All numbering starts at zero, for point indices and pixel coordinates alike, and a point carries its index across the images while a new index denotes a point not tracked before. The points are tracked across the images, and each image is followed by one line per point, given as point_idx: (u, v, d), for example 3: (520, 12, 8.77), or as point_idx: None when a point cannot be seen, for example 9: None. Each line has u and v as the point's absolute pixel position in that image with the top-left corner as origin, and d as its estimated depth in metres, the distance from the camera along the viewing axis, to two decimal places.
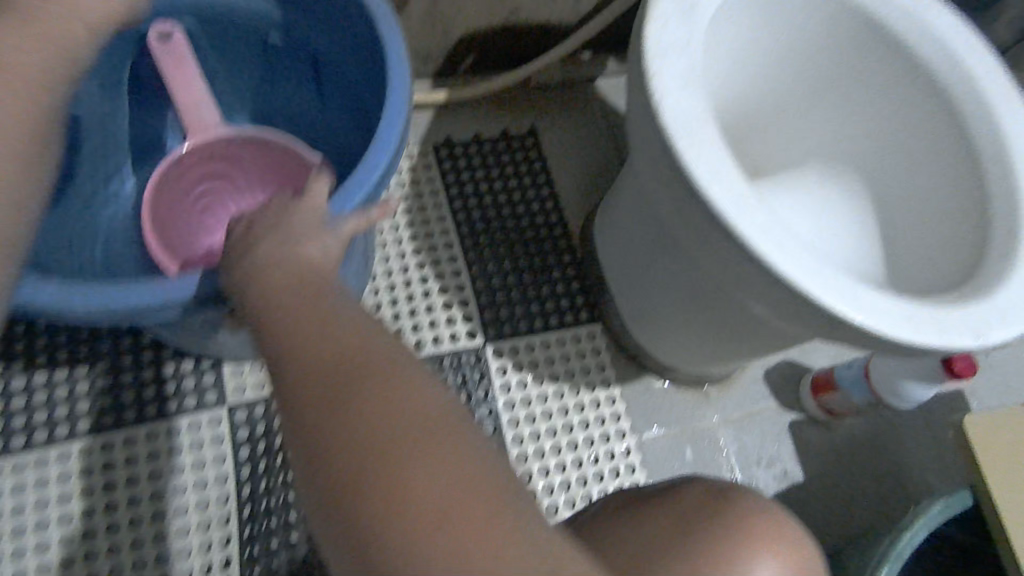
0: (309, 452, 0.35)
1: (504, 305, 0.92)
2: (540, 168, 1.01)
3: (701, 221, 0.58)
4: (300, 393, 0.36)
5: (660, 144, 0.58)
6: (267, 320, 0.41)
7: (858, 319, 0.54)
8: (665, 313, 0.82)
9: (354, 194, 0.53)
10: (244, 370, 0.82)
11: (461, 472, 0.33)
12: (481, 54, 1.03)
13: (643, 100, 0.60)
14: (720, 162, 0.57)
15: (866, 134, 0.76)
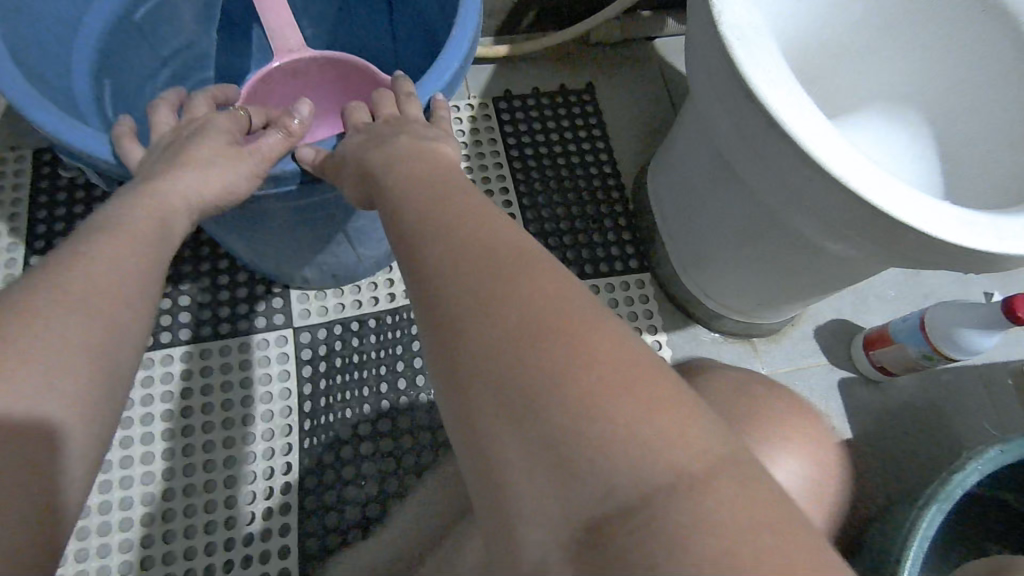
0: (445, 321, 0.35)
1: (556, 249, 0.93)
2: (594, 121, 1.02)
3: (765, 143, 0.55)
4: (436, 269, 0.37)
5: (723, 69, 0.56)
6: (394, 217, 0.43)
7: (930, 230, 0.50)
8: (717, 252, 0.81)
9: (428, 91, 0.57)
10: (312, 296, 0.86)
11: (612, 337, 0.33)
12: (542, 11, 1.04)
13: (703, 20, 0.58)
14: (781, 73, 0.54)
15: (931, 71, 0.71)
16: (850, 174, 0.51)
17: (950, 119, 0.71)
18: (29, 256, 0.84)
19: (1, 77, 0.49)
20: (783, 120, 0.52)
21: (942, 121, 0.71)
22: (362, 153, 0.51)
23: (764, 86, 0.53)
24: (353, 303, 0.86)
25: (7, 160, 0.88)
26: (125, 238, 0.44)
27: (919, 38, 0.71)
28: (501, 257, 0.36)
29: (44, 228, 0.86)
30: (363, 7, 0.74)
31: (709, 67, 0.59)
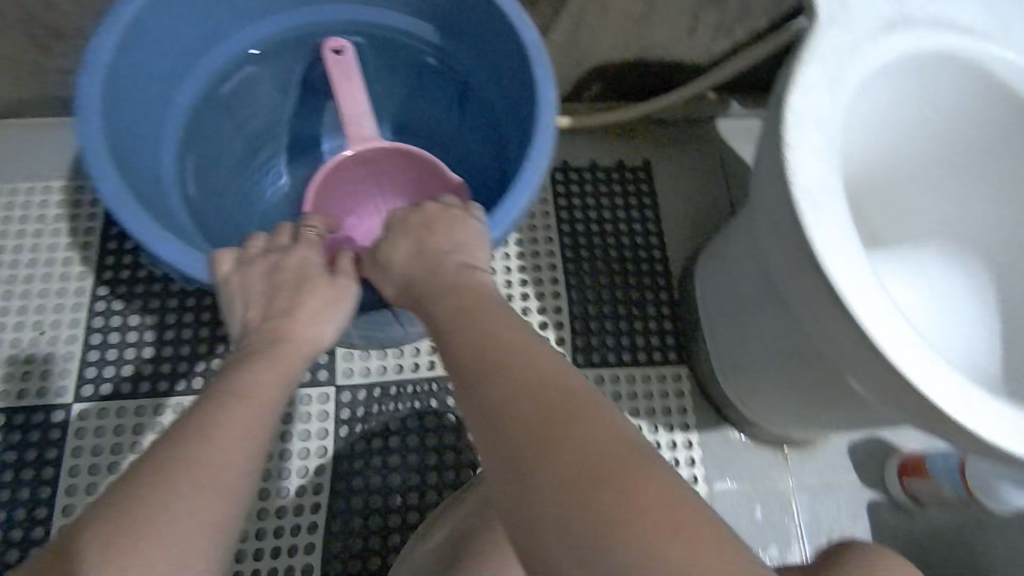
0: (515, 477, 0.36)
1: (597, 334, 0.94)
2: (649, 202, 1.02)
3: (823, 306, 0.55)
4: (501, 420, 0.38)
5: (791, 225, 0.56)
6: (458, 343, 0.44)
7: (970, 426, 0.52)
8: (759, 367, 0.80)
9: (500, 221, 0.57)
10: (354, 356, 0.87)
11: (672, 498, 0.34)
12: (608, 84, 1.02)
13: (774, 173, 0.58)
14: (846, 243, 0.55)
15: (1002, 216, 0.69)
16: (901, 357, 0.53)
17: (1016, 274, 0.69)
18: (99, 287, 0.89)
19: (103, 183, 0.53)
20: (846, 297, 0.54)
21: (1006, 271, 0.69)
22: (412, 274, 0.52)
23: (829, 255, 0.55)
24: (395, 367, 0.88)
25: (84, 189, 0.93)
26: (233, 384, 0.46)
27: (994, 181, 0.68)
28: (557, 403, 0.38)
29: (112, 260, 0.90)
30: (435, 90, 0.76)
31: (774, 218, 0.59)
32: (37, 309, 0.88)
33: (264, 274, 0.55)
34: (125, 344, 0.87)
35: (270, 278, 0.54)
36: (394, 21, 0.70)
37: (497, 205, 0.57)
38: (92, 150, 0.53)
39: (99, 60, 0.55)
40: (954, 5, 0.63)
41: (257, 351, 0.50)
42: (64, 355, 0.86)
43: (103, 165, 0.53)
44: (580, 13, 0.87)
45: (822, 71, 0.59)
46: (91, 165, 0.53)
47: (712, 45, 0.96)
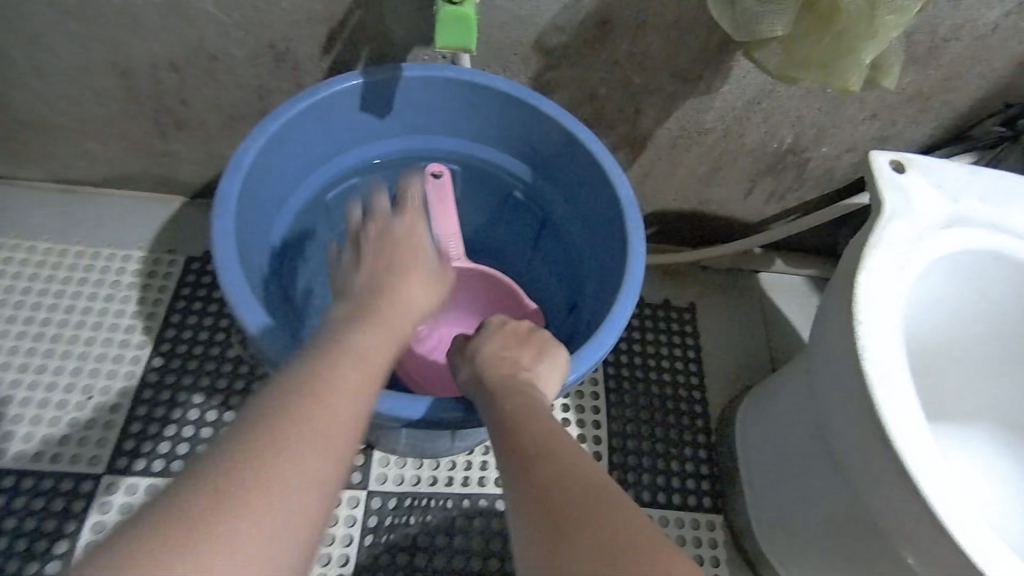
0: (541, 557, 0.34)
1: (633, 470, 0.93)
2: (691, 343, 1.05)
3: (890, 475, 0.57)
4: (556, 541, 0.34)
5: (860, 393, 0.59)
6: (513, 429, 0.43)
7: None
8: (802, 528, 0.79)
9: (591, 354, 0.58)
10: (391, 462, 0.87)
11: None
12: (662, 227, 1.09)
13: (846, 343, 0.61)
14: (916, 420, 0.57)
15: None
16: (978, 550, 0.52)
17: None
18: (154, 356, 0.91)
19: (227, 275, 0.58)
20: (916, 474, 0.55)
21: None
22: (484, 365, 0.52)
23: (900, 432, 0.56)
24: (429, 479, 0.87)
25: (160, 263, 0.98)
26: (321, 399, 0.42)
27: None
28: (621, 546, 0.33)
29: (173, 332, 0.93)
30: (516, 220, 0.82)
31: (843, 382, 0.62)
32: (79, 359, 0.90)
33: (352, 308, 0.56)
34: (152, 402, 0.88)
35: (353, 313, 0.55)
36: (493, 159, 0.78)
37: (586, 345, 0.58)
38: (224, 241, 0.59)
39: (244, 164, 0.63)
40: (1004, 211, 0.70)
41: (340, 363, 0.45)
42: (83, 401, 0.87)
43: (229, 261, 0.58)
44: (650, 166, 0.95)
45: (889, 258, 0.64)
46: (219, 254, 0.58)
47: (764, 207, 1.04)
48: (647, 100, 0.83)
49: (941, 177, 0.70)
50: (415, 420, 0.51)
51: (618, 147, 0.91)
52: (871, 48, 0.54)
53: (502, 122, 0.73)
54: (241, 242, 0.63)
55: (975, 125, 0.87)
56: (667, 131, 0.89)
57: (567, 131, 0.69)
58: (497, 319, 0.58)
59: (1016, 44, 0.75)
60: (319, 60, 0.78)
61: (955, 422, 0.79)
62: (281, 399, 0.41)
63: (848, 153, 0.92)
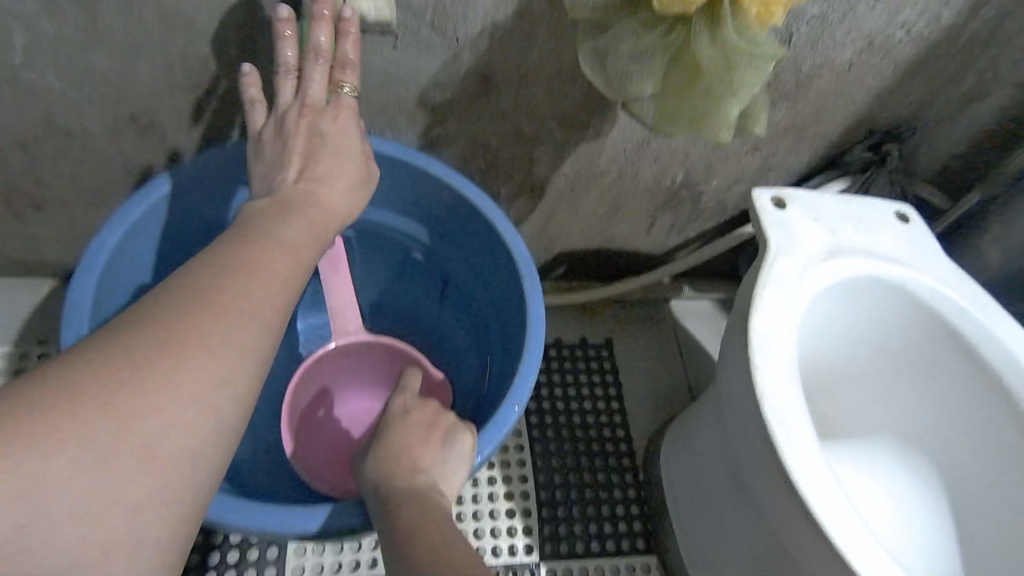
0: None
1: (563, 521, 0.91)
2: (611, 380, 1.05)
3: (796, 515, 0.57)
4: None
5: (761, 436, 0.59)
6: (410, 539, 0.40)
7: None
8: (730, 564, 0.79)
9: (498, 429, 0.56)
10: (307, 550, 0.81)
11: None
12: (572, 266, 1.10)
13: (745, 386, 0.61)
14: (818, 461, 0.57)
15: (943, 419, 0.74)
16: None
17: (955, 469, 0.73)
18: None
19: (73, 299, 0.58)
20: (822, 518, 0.55)
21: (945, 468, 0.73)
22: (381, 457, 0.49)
23: (804, 475, 0.56)
24: (351, 563, 0.81)
25: (27, 358, 0.87)
26: (206, 326, 0.39)
27: (932, 385, 0.74)
28: None
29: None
30: (417, 282, 0.79)
31: (745, 423, 0.62)
32: None
33: (270, 208, 0.52)
34: None
35: (271, 217, 0.51)
36: (386, 223, 0.75)
37: (488, 422, 0.55)
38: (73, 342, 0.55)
39: (98, 262, 0.60)
40: (878, 237, 0.74)
41: (234, 290, 0.42)
42: None
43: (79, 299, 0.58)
44: (552, 209, 0.95)
45: (778, 297, 0.66)
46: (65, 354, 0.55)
47: (667, 239, 1.06)
48: (540, 147, 0.83)
49: (818, 210, 0.73)
50: (308, 534, 0.50)
51: (517, 194, 0.91)
52: (736, 103, 0.55)
53: (390, 185, 0.70)
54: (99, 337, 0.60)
55: (847, 151, 0.92)
56: (563, 176, 0.89)
57: (456, 191, 0.67)
58: (400, 404, 0.55)
59: (871, 77, 0.80)
60: (187, 130, 0.73)
61: (847, 439, 0.78)
62: (159, 322, 0.38)
63: (737, 183, 0.96)
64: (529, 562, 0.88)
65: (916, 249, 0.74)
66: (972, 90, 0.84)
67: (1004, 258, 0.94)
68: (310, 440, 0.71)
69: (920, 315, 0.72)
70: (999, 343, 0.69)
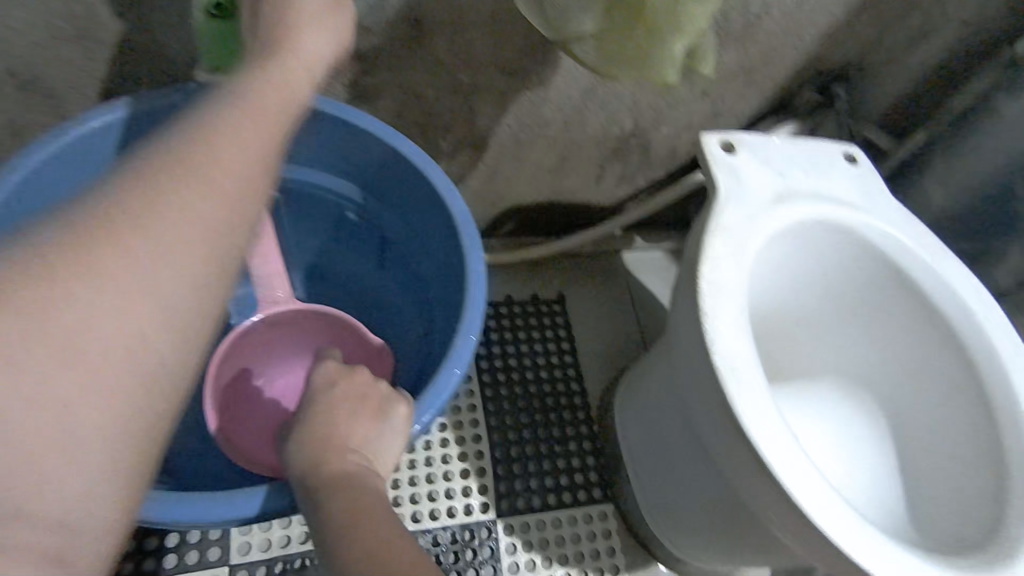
0: None
1: (520, 478, 0.90)
2: (564, 335, 1.04)
3: (745, 463, 0.56)
4: None
5: (710, 385, 0.58)
6: (343, 540, 0.37)
7: None
8: (684, 511, 0.80)
9: (437, 396, 0.52)
10: (252, 528, 0.78)
11: None
12: (520, 221, 1.06)
13: (694, 338, 0.60)
14: (767, 408, 0.56)
15: (889, 358, 0.75)
16: (831, 525, 0.53)
17: (897, 405, 0.74)
18: None
19: None
20: (772, 465, 0.54)
21: (890, 404, 0.75)
22: (306, 430, 0.45)
23: (753, 422, 0.55)
24: (300, 536, 0.79)
25: None
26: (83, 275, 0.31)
27: (878, 325, 0.75)
28: None
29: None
30: (352, 244, 0.74)
31: (694, 374, 0.61)
32: None
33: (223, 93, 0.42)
34: None
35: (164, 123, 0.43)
36: (315, 181, 0.69)
37: (429, 388, 0.52)
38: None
39: None
40: (826, 180, 0.73)
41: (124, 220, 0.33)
42: None
43: None
44: (497, 163, 0.91)
45: (727, 244, 0.64)
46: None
47: (617, 190, 1.04)
48: (480, 97, 0.78)
49: (766, 154, 0.71)
50: (249, 516, 0.46)
51: (459, 147, 0.86)
52: (681, 39, 0.52)
53: (314, 139, 0.64)
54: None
55: (795, 94, 0.90)
56: (506, 127, 0.84)
57: (387, 144, 0.62)
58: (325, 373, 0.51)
59: (819, 15, 0.78)
60: (79, 84, 0.65)
61: (799, 383, 0.80)
62: (30, 271, 0.30)
63: (686, 131, 0.93)
64: (485, 521, 0.87)
65: (864, 189, 0.74)
66: (916, 29, 0.83)
67: (947, 200, 0.94)
68: (245, 413, 0.67)
69: (866, 257, 0.72)
70: (942, 280, 0.69)
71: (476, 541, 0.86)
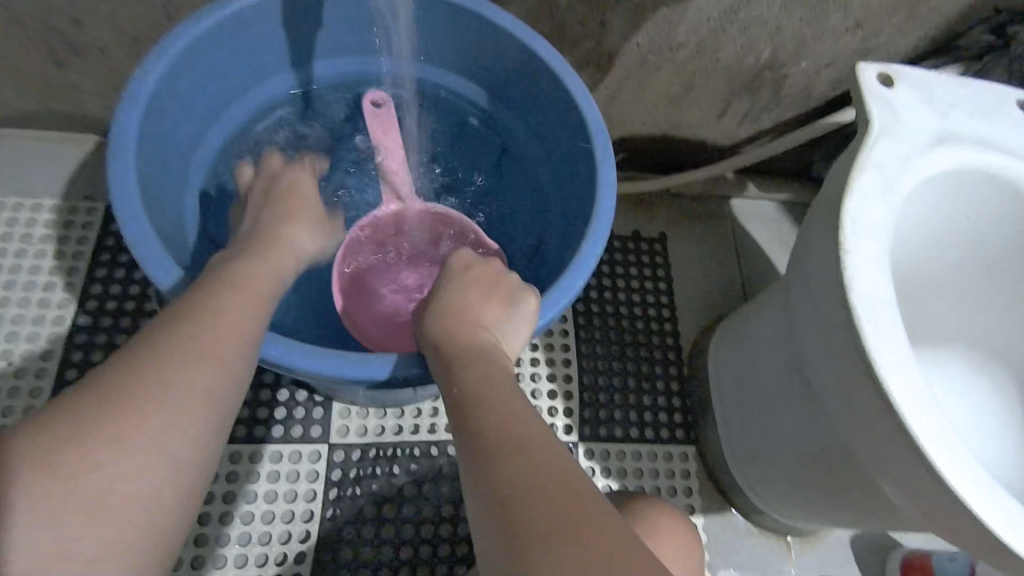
0: (474, 460, 0.37)
1: (604, 407, 0.91)
2: (662, 274, 1.01)
3: (870, 408, 0.54)
4: (479, 435, 0.38)
5: (841, 323, 0.55)
6: (478, 415, 0.39)
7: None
8: (776, 459, 0.79)
9: (559, 297, 0.53)
10: (352, 413, 0.83)
11: (570, 506, 0.33)
12: (631, 153, 1.03)
13: (830, 275, 0.57)
14: (902, 353, 0.53)
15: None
16: (960, 482, 0.50)
17: None
18: None
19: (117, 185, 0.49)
20: (901, 410, 0.51)
21: None
22: (442, 314, 0.48)
23: (885, 365, 0.53)
24: (393, 428, 0.83)
25: (77, 210, 0.84)
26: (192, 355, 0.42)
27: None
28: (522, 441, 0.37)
29: (94, 304, 0.80)
30: (471, 151, 0.74)
31: (822, 314, 0.58)
32: None
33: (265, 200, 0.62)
34: None
35: None
36: (449, 82, 0.70)
37: (552, 287, 0.52)
38: (124, 186, 0.49)
39: (146, 85, 0.53)
40: (995, 125, 0.65)
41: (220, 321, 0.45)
42: None
43: (125, 180, 0.50)
44: (617, 87, 0.87)
45: (876, 180, 0.59)
46: (119, 205, 0.49)
47: (738, 129, 0.98)
48: (612, 10, 0.74)
49: (930, 90, 0.65)
50: (379, 380, 0.49)
51: (583, 65, 0.83)
52: None
53: (453, 36, 0.64)
54: (147, 178, 0.54)
55: (964, 33, 0.82)
56: (634, 47, 0.80)
57: (522, 45, 0.60)
58: (460, 259, 0.54)
59: None
60: None
61: (923, 347, 0.75)
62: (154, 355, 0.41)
63: (826, 68, 0.86)
64: (567, 442, 0.88)
65: None
66: None
67: None
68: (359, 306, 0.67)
69: None
70: None
71: None
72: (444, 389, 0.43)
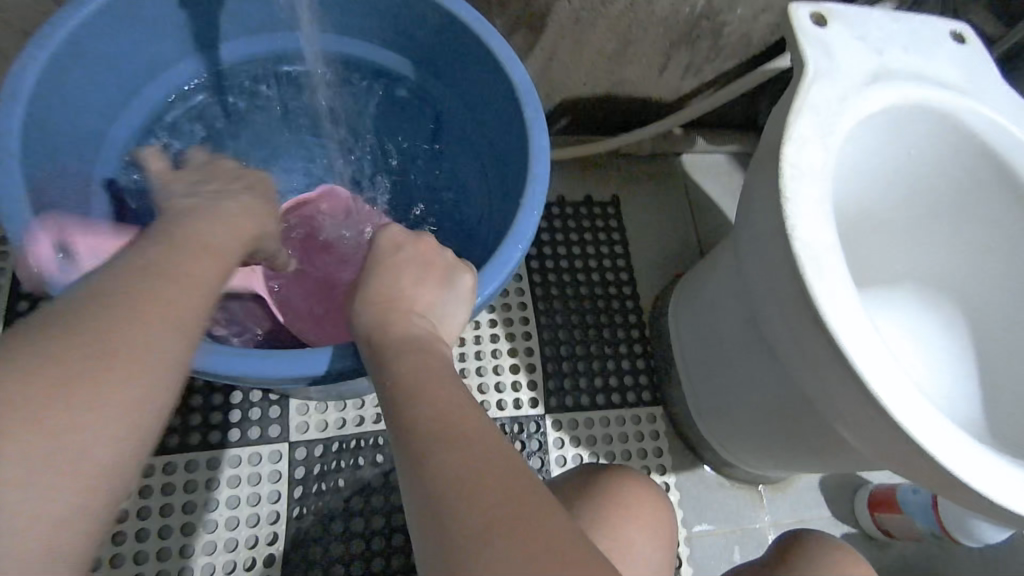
0: (409, 450, 0.36)
1: (569, 376, 0.90)
2: (618, 237, 1.00)
3: (821, 354, 0.53)
4: (414, 426, 0.36)
5: (787, 272, 0.55)
6: (409, 406, 0.38)
7: (977, 486, 0.49)
8: (740, 412, 0.79)
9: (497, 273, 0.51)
10: (310, 408, 0.80)
11: (508, 489, 0.32)
12: (575, 116, 1.00)
13: (774, 223, 0.56)
14: (849, 297, 0.53)
15: (975, 262, 0.69)
16: (912, 420, 0.50)
17: (981, 310, 0.69)
18: None
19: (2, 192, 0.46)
20: (849, 354, 0.51)
21: (973, 310, 0.70)
22: (373, 301, 0.46)
23: (832, 311, 0.52)
24: (355, 419, 0.81)
25: None
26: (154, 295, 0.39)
27: (965, 226, 0.69)
28: (458, 428, 0.36)
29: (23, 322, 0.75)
30: (404, 126, 0.71)
31: (769, 264, 0.57)
32: None
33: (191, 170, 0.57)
34: None
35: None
36: (372, 55, 0.66)
37: (489, 262, 0.50)
38: (11, 197, 0.46)
39: (26, 86, 0.49)
40: (929, 59, 0.65)
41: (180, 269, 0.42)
42: None
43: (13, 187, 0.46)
44: (554, 48, 0.85)
45: (814, 124, 0.58)
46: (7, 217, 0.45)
47: (681, 83, 0.96)
48: None
49: (864, 27, 0.63)
50: (317, 375, 0.47)
51: (515, 28, 0.80)
52: None
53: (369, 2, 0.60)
54: (40, 185, 0.51)
55: None
56: (566, 4, 0.77)
57: (441, 9, 0.57)
58: (391, 238, 0.51)
59: None
60: None
61: (873, 288, 0.75)
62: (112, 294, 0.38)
63: (764, 13, 0.84)
64: (534, 414, 0.88)
65: (970, 73, 0.65)
66: None
67: None
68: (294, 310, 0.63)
69: (965, 150, 0.65)
70: None
71: (524, 434, 0.86)
72: (377, 381, 0.41)
